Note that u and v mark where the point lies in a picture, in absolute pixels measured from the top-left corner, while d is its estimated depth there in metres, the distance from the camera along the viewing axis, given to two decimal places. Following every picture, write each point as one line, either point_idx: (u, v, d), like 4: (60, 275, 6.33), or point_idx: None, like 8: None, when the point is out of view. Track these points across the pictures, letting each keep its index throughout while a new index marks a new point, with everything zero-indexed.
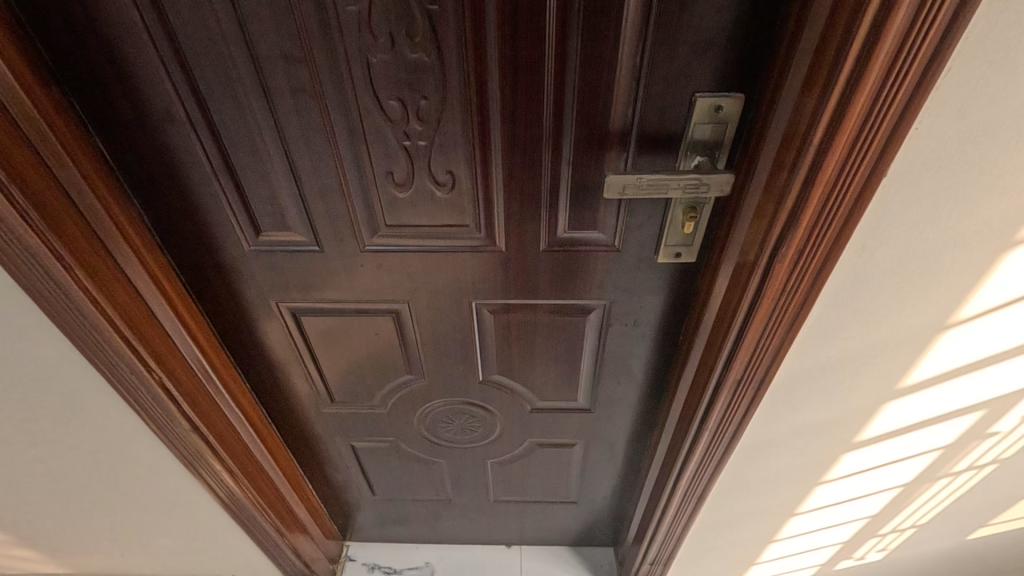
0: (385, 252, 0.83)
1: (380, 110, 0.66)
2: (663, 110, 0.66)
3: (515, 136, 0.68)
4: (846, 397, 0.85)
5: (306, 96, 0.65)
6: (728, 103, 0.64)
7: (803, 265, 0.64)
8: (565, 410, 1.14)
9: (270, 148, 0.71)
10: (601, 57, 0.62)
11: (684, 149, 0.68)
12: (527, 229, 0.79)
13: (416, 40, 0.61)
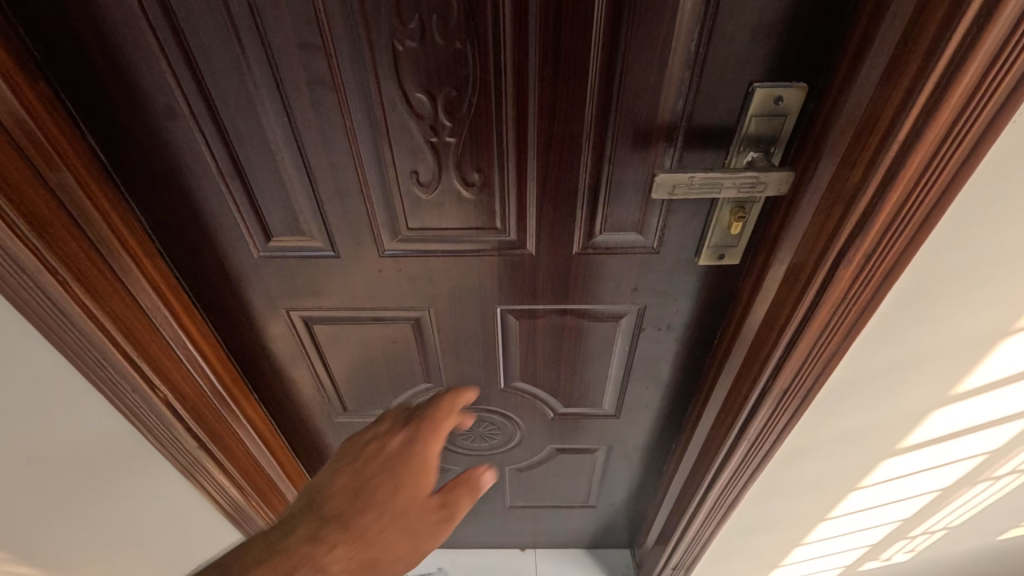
0: (406, 257, 0.77)
1: (407, 105, 0.60)
2: (718, 102, 0.60)
3: (553, 132, 0.63)
4: (893, 406, 0.80)
5: (324, 90, 0.59)
6: (790, 93, 0.58)
7: (869, 272, 0.59)
8: (588, 416, 1.10)
9: (282, 147, 0.64)
10: (653, 45, 0.56)
11: (737, 144, 0.63)
12: (560, 232, 0.74)
13: (448, 28, 0.54)
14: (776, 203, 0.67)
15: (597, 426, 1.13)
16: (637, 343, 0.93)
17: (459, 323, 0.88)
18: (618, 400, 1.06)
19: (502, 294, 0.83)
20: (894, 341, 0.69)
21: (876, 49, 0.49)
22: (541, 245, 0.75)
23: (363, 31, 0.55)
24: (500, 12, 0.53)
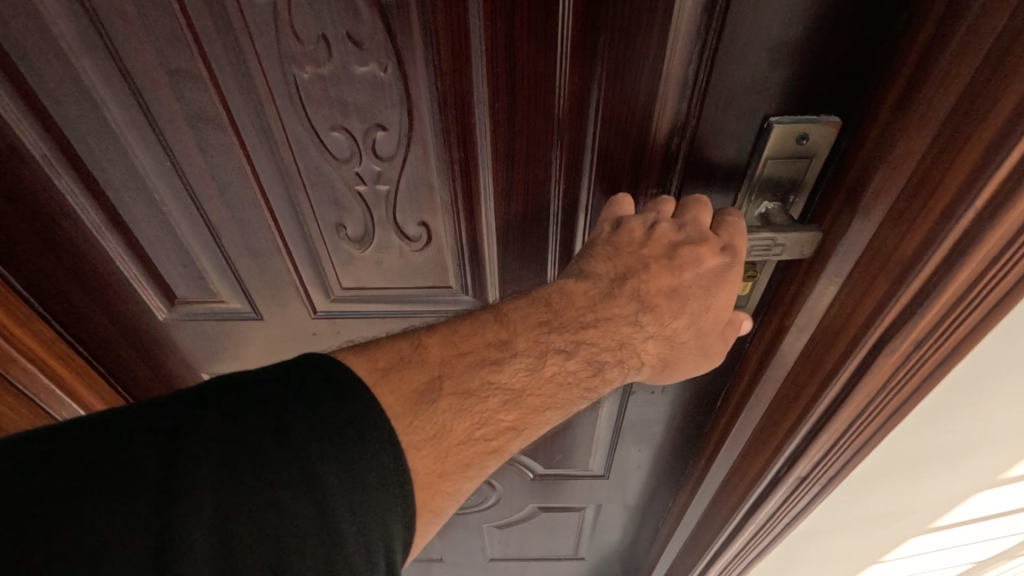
0: (344, 319, 0.64)
1: (321, 146, 0.47)
2: (725, 142, 0.46)
3: (512, 176, 0.49)
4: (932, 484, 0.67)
5: (210, 128, 0.45)
6: (819, 130, 0.44)
7: (921, 362, 0.44)
8: (574, 475, 0.96)
9: (169, 197, 0.51)
10: (639, 69, 0.42)
11: (747, 192, 0.48)
12: (530, 292, 0.60)
13: (363, 48, 0.41)
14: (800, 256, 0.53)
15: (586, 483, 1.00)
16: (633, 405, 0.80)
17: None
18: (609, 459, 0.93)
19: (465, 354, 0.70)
20: (945, 426, 0.55)
21: (946, 75, 0.35)
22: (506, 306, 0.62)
23: (249, 53, 0.41)
24: (433, 28, 0.40)
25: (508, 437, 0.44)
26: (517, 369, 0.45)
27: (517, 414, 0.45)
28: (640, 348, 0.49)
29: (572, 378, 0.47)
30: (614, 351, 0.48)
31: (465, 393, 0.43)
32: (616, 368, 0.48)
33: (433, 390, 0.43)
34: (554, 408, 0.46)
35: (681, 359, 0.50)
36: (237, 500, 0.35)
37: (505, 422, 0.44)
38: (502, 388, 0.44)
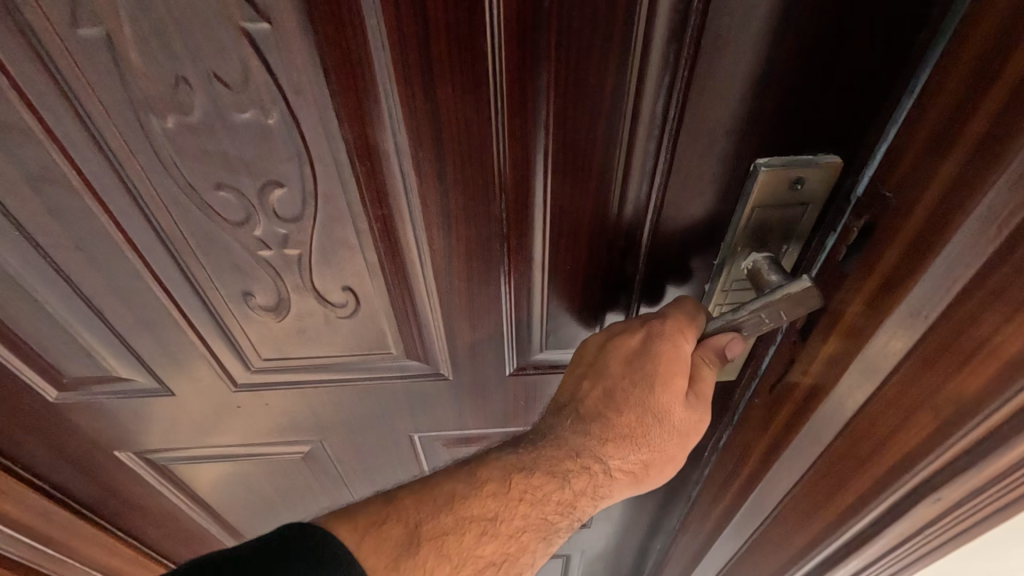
0: (270, 390, 0.54)
1: (206, 206, 0.37)
2: (705, 188, 0.37)
3: (449, 234, 0.40)
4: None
5: (62, 190, 0.36)
6: (816, 171, 0.35)
7: (972, 515, 0.33)
8: None
9: (27, 270, 0.41)
10: (594, 106, 0.33)
11: (729, 243, 0.40)
12: (485, 356, 0.51)
13: (239, 88, 0.31)
14: (785, 357, 0.43)
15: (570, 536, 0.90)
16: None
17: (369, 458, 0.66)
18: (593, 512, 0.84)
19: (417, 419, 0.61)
20: None
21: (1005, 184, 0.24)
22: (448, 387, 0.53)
23: (88, 99, 0.31)
24: (326, 64, 0.31)
25: (493, 573, 0.40)
26: (489, 498, 0.40)
27: (494, 546, 0.40)
28: (603, 458, 0.42)
29: (544, 499, 0.41)
30: (574, 459, 0.42)
31: (439, 526, 0.39)
32: (583, 477, 0.41)
33: (412, 547, 0.38)
34: (533, 530, 0.41)
35: (658, 465, 0.43)
36: None
37: (482, 559, 0.40)
38: (471, 522, 0.40)
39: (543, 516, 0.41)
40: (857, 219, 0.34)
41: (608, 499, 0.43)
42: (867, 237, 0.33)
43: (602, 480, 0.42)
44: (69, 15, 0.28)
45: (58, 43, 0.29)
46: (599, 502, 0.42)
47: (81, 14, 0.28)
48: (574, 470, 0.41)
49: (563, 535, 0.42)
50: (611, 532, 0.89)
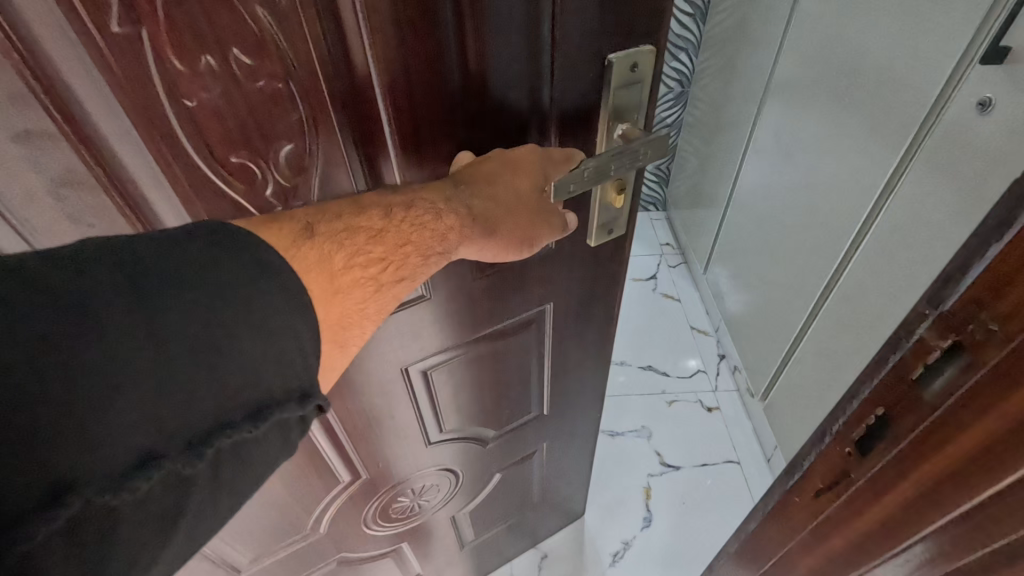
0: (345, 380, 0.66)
1: (223, 178, 0.42)
2: (584, 86, 0.52)
3: (426, 161, 0.50)
4: (855, 363, 1.03)
5: (81, 185, 0.39)
6: (645, 57, 0.52)
7: None
8: (528, 436, 1.00)
9: None
10: (525, 38, 0.46)
11: (603, 122, 0.55)
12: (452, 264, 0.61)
13: (250, 58, 0.39)
14: (839, 463, 0.50)
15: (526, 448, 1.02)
16: (555, 353, 0.85)
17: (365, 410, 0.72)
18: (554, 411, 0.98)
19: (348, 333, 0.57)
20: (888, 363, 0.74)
21: None
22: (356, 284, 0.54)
23: (113, 87, 0.36)
24: (321, 31, 0.40)
25: (381, 269, 0.40)
26: (380, 216, 0.40)
27: (386, 248, 0.40)
28: (465, 201, 0.45)
29: (423, 224, 0.42)
30: (443, 202, 0.43)
31: (339, 225, 0.38)
32: (451, 218, 0.44)
33: (309, 235, 0.36)
34: (415, 245, 0.42)
35: (510, 214, 0.47)
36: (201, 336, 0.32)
37: (374, 256, 0.39)
38: (373, 233, 0.39)
39: (426, 237, 0.42)
40: (940, 340, 0.38)
41: (466, 246, 0.47)
42: (954, 354, 0.37)
43: (466, 223, 0.45)
44: (107, 12, 0.33)
45: (91, 41, 0.34)
46: (462, 244, 0.46)
47: (119, 13, 0.33)
48: (446, 209, 0.43)
49: (434, 264, 0.45)
50: (559, 433, 1.04)
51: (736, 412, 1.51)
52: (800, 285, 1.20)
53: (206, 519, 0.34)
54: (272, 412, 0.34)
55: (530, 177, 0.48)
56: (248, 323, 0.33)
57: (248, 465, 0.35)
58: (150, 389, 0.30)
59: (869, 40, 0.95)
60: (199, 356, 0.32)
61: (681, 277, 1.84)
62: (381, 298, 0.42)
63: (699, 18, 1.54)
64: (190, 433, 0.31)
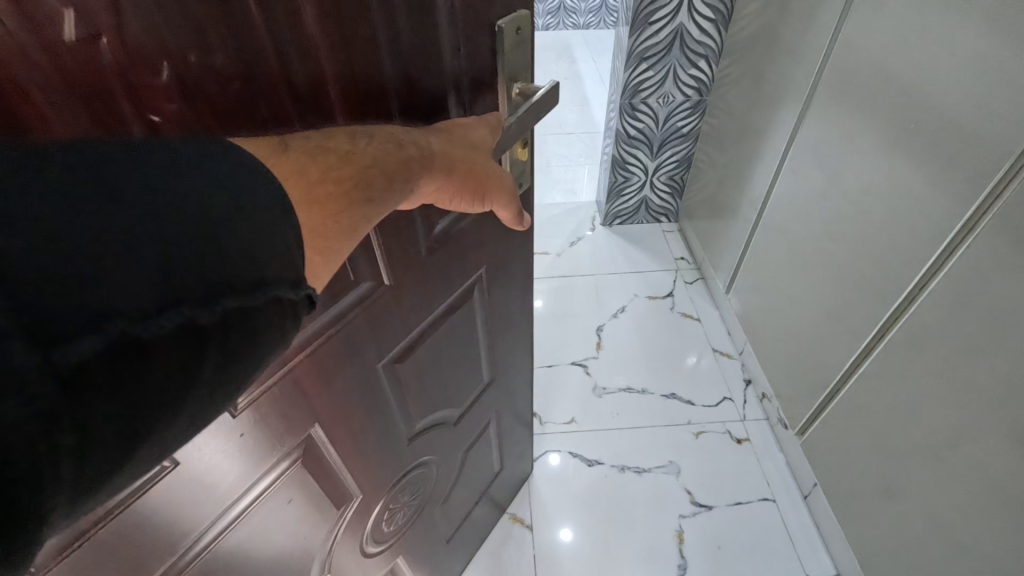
0: (312, 456, 0.51)
1: None
2: (481, 61, 0.48)
3: None
4: (891, 441, 0.81)
5: None
6: (525, 20, 0.50)
7: None
8: (499, 442, 0.92)
9: None
10: (466, 21, 0.45)
11: (504, 88, 0.51)
12: (402, 284, 0.51)
13: (216, 56, 0.30)
14: None
15: (479, 475, 0.91)
16: (498, 359, 0.78)
17: (339, 491, 0.58)
18: (506, 421, 0.91)
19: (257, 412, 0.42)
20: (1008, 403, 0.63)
21: None
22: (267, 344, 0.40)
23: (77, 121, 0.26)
24: (268, 30, 0.31)
25: (352, 191, 0.32)
26: (347, 139, 0.33)
27: (354, 167, 0.33)
28: (426, 137, 0.40)
29: (388, 149, 0.35)
30: (402, 133, 0.38)
31: (313, 142, 0.31)
32: (414, 148, 0.38)
33: (283, 148, 0.30)
34: (380, 169, 0.34)
35: (469, 153, 0.44)
36: (219, 190, 0.25)
37: (345, 175, 0.32)
38: (345, 155, 0.33)
39: (403, 166, 0.36)
40: None
41: (416, 192, 0.40)
42: None
43: (429, 155, 0.39)
44: (62, 29, 0.24)
45: (47, 70, 0.24)
46: (416, 187, 0.39)
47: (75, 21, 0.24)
48: (408, 139, 0.37)
49: (397, 198, 0.37)
50: (509, 444, 0.96)
51: (771, 448, 1.12)
52: (830, 337, 0.92)
53: (218, 401, 0.25)
54: (276, 287, 0.26)
55: (483, 134, 0.46)
56: (241, 197, 0.25)
57: (260, 344, 0.26)
58: (157, 223, 0.22)
59: (902, 45, 0.73)
60: (200, 186, 0.24)
61: (702, 296, 1.42)
62: (361, 227, 0.34)
63: (723, 25, 1.17)
64: (212, 280, 0.24)
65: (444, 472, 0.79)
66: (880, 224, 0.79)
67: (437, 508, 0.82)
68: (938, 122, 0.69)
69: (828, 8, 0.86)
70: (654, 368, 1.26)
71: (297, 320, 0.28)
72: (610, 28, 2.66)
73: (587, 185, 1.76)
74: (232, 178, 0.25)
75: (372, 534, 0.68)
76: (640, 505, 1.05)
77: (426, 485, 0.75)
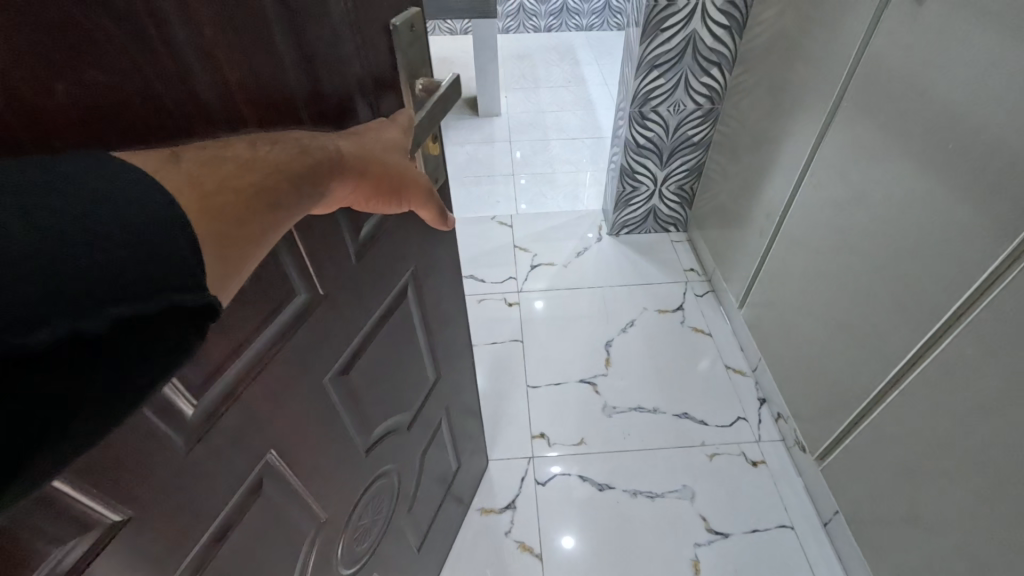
0: (275, 485, 0.48)
1: None
2: (383, 61, 0.44)
3: None
4: (919, 468, 0.76)
5: None
6: (419, 17, 0.47)
7: None
8: (451, 442, 0.90)
9: None
10: (363, 19, 0.41)
11: (408, 89, 0.48)
12: (336, 292, 0.48)
13: (115, 74, 0.27)
14: None
15: (438, 479, 0.88)
16: (440, 356, 0.77)
17: (308, 516, 0.54)
18: (454, 423, 0.89)
19: (209, 446, 0.39)
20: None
21: None
22: (200, 382, 0.37)
23: None
24: (173, 38, 0.28)
25: (254, 200, 0.30)
26: (245, 148, 0.31)
27: (256, 175, 0.30)
28: (333, 140, 0.37)
29: (294, 155, 0.33)
30: (310, 137, 0.35)
31: (206, 152, 0.29)
32: (322, 152, 0.35)
33: (175, 161, 0.28)
34: (284, 174, 0.32)
35: (386, 152, 0.42)
36: (109, 203, 0.23)
37: (245, 183, 0.30)
38: (245, 162, 0.30)
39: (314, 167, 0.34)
40: None
41: (332, 196, 0.37)
42: None
43: (342, 159, 0.37)
44: None
45: None
46: (331, 191, 0.36)
47: None
48: (312, 142, 0.35)
49: (309, 203, 0.34)
50: (462, 441, 0.94)
51: (789, 470, 1.07)
52: (854, 353, 0.87)
53: (111, 406, 0.24)
54: (178, 296, 0.25)
55: (398, 133, 0.44)
56: (133, 204, 0.24)
57: (157, 351, 0.25)
58: (32, 233, 0.21)
59: (929, 52, 0.69)
60: (90, 203, 0.22)
61: (713, 309, 1.38)
62: (274, 232, 0.32)
63: (737, 31, 1.14)
64: (95, 291, 0.22)
65: (406, 480, 0.76)
66: (903, 237, 0.75)
67: (403, 518, 0.79)
68: (962, 126, 0.65)
69: (849, 11, 0.82)
70: (665, 387, 1.21)
71: (197, 329, 0.27)
72: (611, 29, 2.65)
73: (592, 194, 1.74)
74: (126, 192, 0.24)
75: (345, 555, 0.64)
76: (653, 532, 1.00)
77: (391, 496, 0.72)
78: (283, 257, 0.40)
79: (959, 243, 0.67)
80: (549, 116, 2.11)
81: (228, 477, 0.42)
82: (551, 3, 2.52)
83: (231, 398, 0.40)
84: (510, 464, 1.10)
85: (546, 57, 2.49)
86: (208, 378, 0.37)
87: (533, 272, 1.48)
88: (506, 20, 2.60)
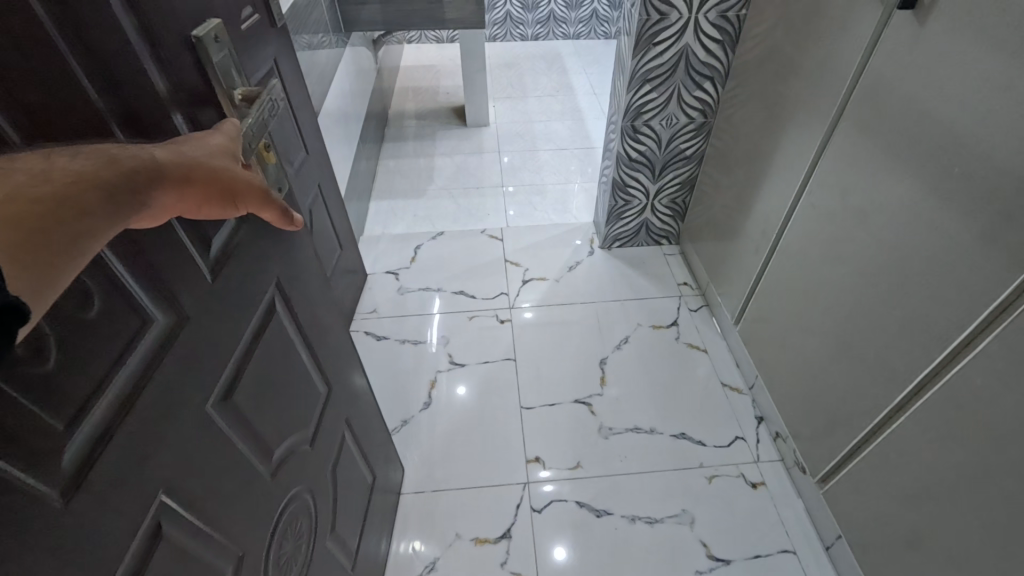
0: (183, 526, 0.43)
1: None
2: (190, 69, 0.44)
3: None
4: (921, 488, 0.74)
5: None
6: (221, 29, 0.48)
7: None
8: (361, 454, 0.87)
9: None
10: (156, 28, 0.40)
11: (225, 98, 0.48)
12: (195, 307, 0.45)
13: None
14: None
15: (355, 495, 0.85)
16: (329, 365, 0.74)
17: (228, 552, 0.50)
18: (360, 437, 0.86)
19: (95, 494, 0.35)
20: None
21: None
22: (62, 430, 0.33)
23: None
24: None
25: (55, 211, 0.27)
26: (36, 160, 0.28)
27: (57, 186, 0.28)
28: (151, 149, 0.35)
29: (100, 163, 0.30)
30: (122, 146, 0.33)
31: None
32: (136, 157, 0.32)
33: None
34: (92, 182, 0.29)
35: (220, 157, 0.39)
36: None
37: (41, 195, 0.27)
38: (39, 174, 0.27)
39: (134, 170, 0.31)
40: None
41: (163, 205, 0.34)
42: None
43: (165, 164, 0.34)
44: None
45: None
46: (160, 199, 0.33)
47: None
48: (123, 150, 0.32)
49: (130, 213, 0.31)
50: (372, 449, 0.91)
51: (789, 492, 1.05)
52: (856, 373, 0.85)
53: None
54: None
55: (227, 140, 0.42)
56: None
57: None
58: None
59: (930, 72, 0.68)
60: None
61: (708, 325, 1.36)
62: (87, 245, 0.29)
63: (728, 45, 1.13)
64: None
65: (322, 499, 0.73)
66: (906, 258, 0.74)
67: (327, 541, 0.75)
68: (966, 149, 0.64)
69: (842, 29, 0.82)
70: (660, 406, 1.19)
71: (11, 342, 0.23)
72: (600, 38, 2.65)
73: (583, 205, 1.72)
74: None
75: None
76: (649, 559, 0.97)
77: (309, 519, 0.69)
78: (124, 277, 0.37)
79: (962, 266, 0.66)
80: (538, 126, 2.10)
81: (121, 527, 0.37)
82: (539, 10, 2.52)
83: (104, 442, 0.36)
84: (502, 489, 1.07)
85: (534, 65, 2.47)
86: (73, 423, 0.34)
87: (524, 287, 1.45)
88: (493, 27, 2.58)
